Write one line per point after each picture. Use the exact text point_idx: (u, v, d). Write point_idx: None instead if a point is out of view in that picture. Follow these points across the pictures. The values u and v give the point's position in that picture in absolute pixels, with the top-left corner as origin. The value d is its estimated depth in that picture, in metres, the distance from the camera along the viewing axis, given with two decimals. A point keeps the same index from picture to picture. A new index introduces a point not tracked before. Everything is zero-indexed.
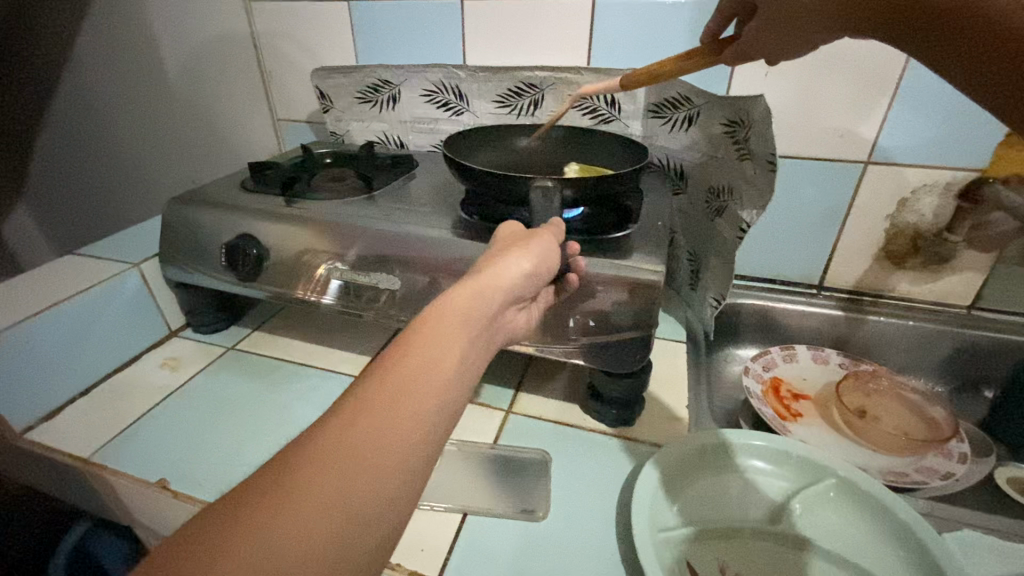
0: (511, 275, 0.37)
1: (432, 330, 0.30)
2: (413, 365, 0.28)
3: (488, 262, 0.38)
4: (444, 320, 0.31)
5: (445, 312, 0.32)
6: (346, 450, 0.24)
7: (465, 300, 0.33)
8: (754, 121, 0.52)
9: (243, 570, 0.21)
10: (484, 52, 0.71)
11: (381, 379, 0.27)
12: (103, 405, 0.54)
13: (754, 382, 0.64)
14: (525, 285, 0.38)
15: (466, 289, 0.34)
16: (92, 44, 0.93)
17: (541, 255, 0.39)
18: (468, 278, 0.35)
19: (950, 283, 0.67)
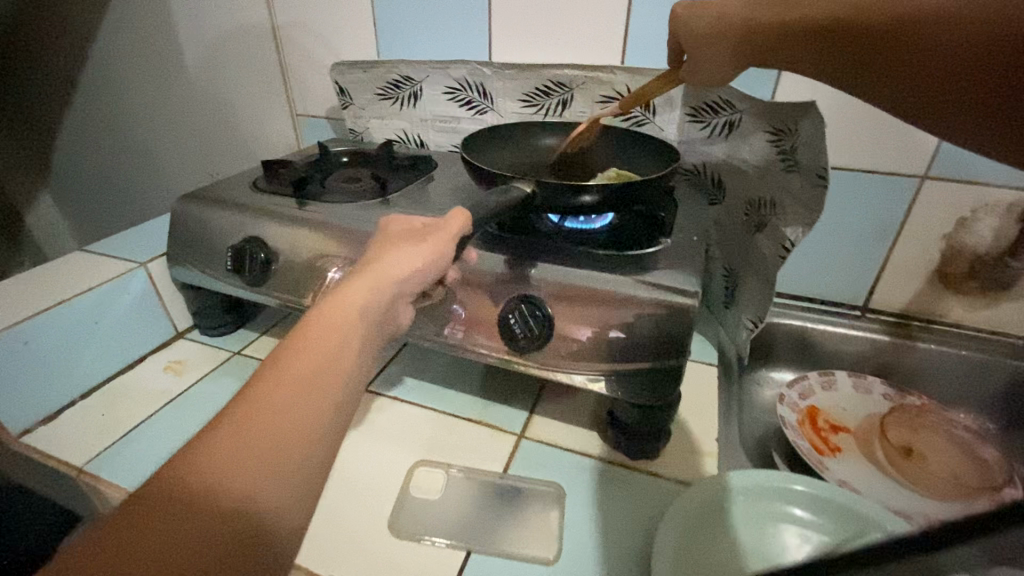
0: (409, 272, 0.37)
1: (319, 325, 0.31)
2: (297, 367, 0.28)
3: (378, 259, 0.37)
4: (333, 317, 0.31)
5: (340, 308, 0.32)
6: (244, 447, 0.25)
7: (355, 298, 0.33)
8: (802, 130, 0.48)
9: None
10: (510, 49, 0.67)
11: (273, 379, 0.27)
12: (103, 409, 0.53)
13: (789, 412, 0.60)
14: (418, 280, 0.38)
15: (359, 284, 0.34)
16: (115, 35, 0.92)
17: (439, 249, 0.38)
18: (359, 275, 0.35)
19: (1010, 311, 0.61)
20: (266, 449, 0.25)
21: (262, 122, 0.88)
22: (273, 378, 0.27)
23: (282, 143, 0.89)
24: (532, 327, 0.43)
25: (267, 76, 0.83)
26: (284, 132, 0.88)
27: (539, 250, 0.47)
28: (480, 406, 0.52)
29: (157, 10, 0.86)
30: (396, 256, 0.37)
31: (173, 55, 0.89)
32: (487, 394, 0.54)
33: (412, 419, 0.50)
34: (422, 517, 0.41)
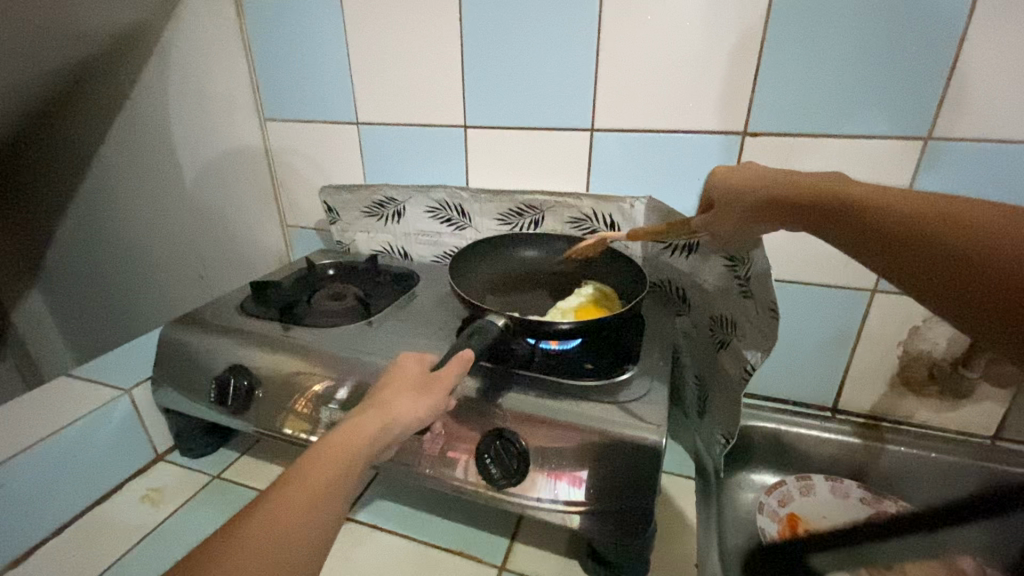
0: (408, 418, 0.40)
1: (321, 461, 0.35)
2: (311, 486, 0.33)
3: (390, 393, 0.41)
4: (346, 442, 0.37)
5: (352, 437, 0.37)
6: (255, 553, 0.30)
7: (365, 429, 0.38)
8: (752, 263, 0.51)
9: None
10: (487, 174, 0.72)
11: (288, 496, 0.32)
12: (76, 550, 0.52)
13: (769, 522, 0.60)
14: (414, 425, 0.40)
15: (368, 420, 0.38)
16: (117, 152, 0.98)
17: (435, 398, 0.42)
18: (370, 411, 0.39)
19: (970, 413, 0.64)
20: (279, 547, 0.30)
21: (254, 233, 0.92)
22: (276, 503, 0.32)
23: (271, 252, 0.93)
24: (511, 461, 0.44)
25: (259, 192, 0.88)
26: (274, 241, 0.92)
27: (516, 381, 0.49)
28: (460, 533, 0.52)
29: (159, 133, 0.92)
30: (403, 396, 0.41)
31: (170, 171, 0.94)
32: (467, 518, 0.54)
33: (392, 552, 0.50)
34: None
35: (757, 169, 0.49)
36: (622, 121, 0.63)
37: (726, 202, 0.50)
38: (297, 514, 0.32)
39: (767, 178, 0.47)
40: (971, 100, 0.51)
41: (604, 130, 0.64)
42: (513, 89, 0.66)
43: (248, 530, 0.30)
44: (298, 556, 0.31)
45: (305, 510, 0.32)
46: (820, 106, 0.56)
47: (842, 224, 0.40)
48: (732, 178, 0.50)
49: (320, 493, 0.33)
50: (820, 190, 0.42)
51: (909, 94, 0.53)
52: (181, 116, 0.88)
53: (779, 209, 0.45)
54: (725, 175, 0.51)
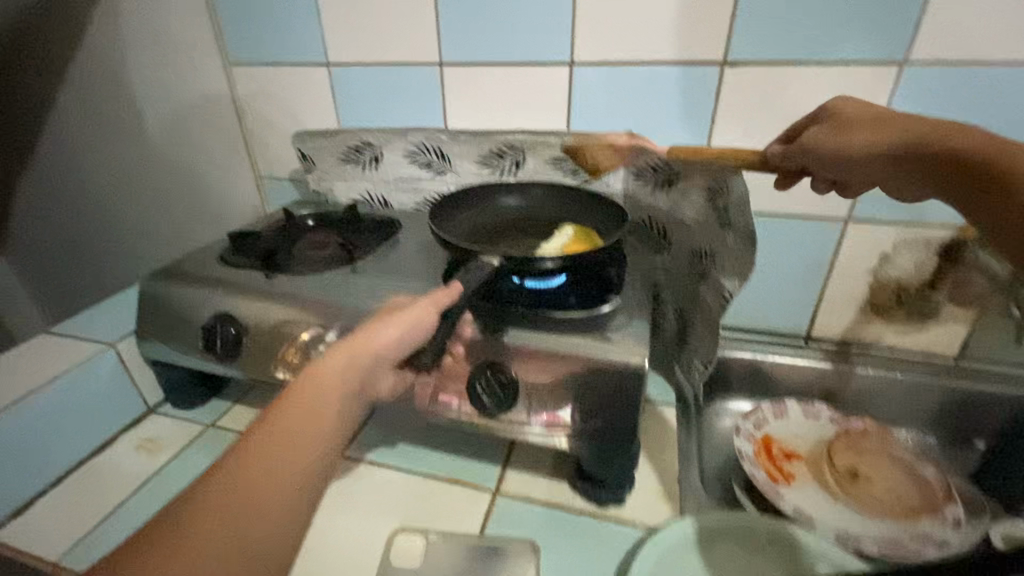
0: (384, 345, 0.42)
1: (302, 394, 0.38)
2: (281, 429, 0.36)
3: (361, 328, 0.43)
4: (316, 385, 0.39)
5: (320, 379, 0.39)
6: (232, 496, 0.33)
7: (333, 367, 0.40)
8: (732, 191, 0.53)
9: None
10: (466, 114, 0.71)
11: (258, 441, 0.35)
12: (76, 498, 0.52)
13: (746, 442, 0.63)
14: (395, 349, 0.43)
15: (338, 352, 0.41)
16: (74, 105, 0.93)
17: (414, 321, 0.43)
18: (339, 346, 0.41)
19: (935, 335, 0.67)
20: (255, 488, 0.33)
21: (227, 186, 0.89)
22: (263, 437, 0.36)
23: (247, 205, 0.90)
24: (500, 391, 0.46)
25: (230, 143, 0.85)
26: (249, 194, 0.89)
27: (501, 317, 0.50)
28: (454, 464, 0.54)
29: (117, 82, 0.87)
30: (371, 330, 0.42)
31: (133, 123, 0.90)
32: (459, 452, 0.56)
33: (390, 484, 0.52)
34: None
35: (885, 112, 0.47)
36: (602, 54, 0.62)
37: (846, 125, 0.48)
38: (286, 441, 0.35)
39: (904, 125, 0.45)
40: (947, 21, 0.51)
41: (584, 64, 0.63)
42: (490, 23, 0.64)
43: (240, 463, 0.34)
44: (299, 472, 0.35)
45: (277, 451, 0.35)
46: (800, 33, 0.55)
47: (971, 180, 0.39)
48: (863, 112, 0.48)
49: (301, 429, 0.36)
50: (964, 149, 0.40)
51: (888, 16, 0.53)
52: (139, 63, 0.84)
53: (902, 161, 0.44)
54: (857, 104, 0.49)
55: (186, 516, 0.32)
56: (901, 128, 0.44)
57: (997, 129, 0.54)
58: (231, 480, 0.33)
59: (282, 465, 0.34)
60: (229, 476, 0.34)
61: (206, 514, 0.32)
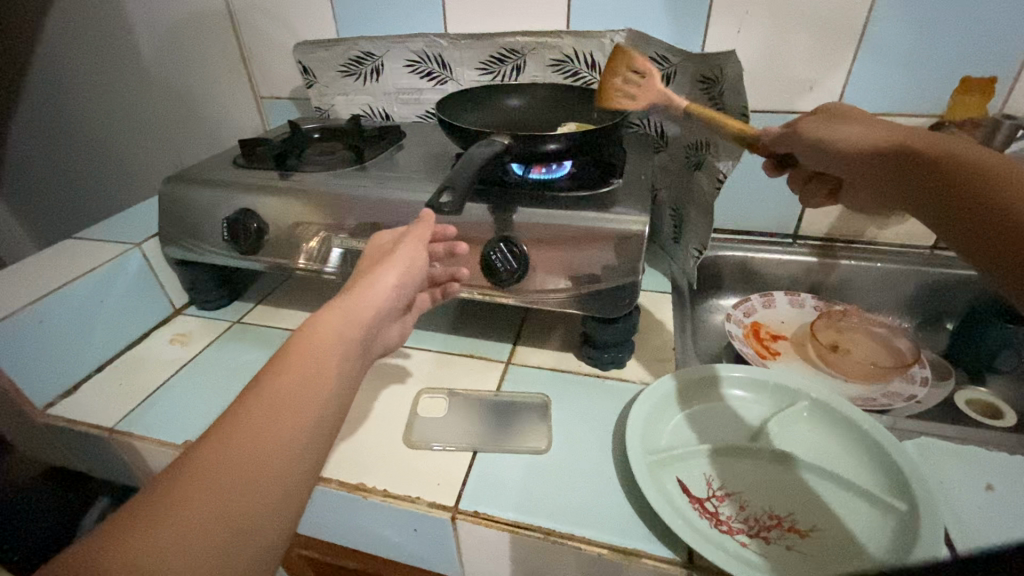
0: (380, 299, 0.42)
1: (300, 353, 0.35)
2: (287, 380, 0.33)
3: (357, 284, 0.42)
4: (317, 340, 0.36)
5: (321, 333, 0.37)
6: (238, 453, 0.29)
7: (334, 324, 0.38)
8: (725, 75, 0.55)
9: (140, 553, 0.25)
10: (465, 20, 0.71)
11: (265, 392, 0.32)
12: (121, 380, 0.57)
13: (736, 327, 0.69)
14: (394, 293, 0.43)
15: (337, 309, 0.39)
16: (63, 29, 0.92)
17: (403, 270, 0.44)
18: (335, 305, 0.40)
19: (914, 225, 0.71)
20: (264, 443, 0.30)
21: (227, 108, 0.90)
22: (259, 398, 0.32)
23: (248, 127, 0.91)
24: (512, 262, 0.49)
25: (227, 61, 0.85)
26: (249, 116, 0.90)
27: (509, 197, 0.53)
28: (468, 342, 0.59)
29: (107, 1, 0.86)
30: (368, 283, 0.42)
31: (126, 45, 0.89)
32: (472, 333, 0.60)
33: (410, 360, 0.57)
34: (431, 431, 0.48)
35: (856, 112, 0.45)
36: None
37: (824, 125, 0.45)
38: (285, 402, 0.32)
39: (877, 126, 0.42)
40: None
41: None
42: None
43: (235, 426, 0.30)
44: (308, 428, 0.32)
45: (287, 399, 0.32)
46: None
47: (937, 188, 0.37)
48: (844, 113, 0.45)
49: (306, 382, 0.34)
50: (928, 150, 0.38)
51: None
52: None
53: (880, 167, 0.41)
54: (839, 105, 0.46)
55: (190, 472, 0.28)
56: (886, 131, 0.41)
57: (978, 10, 0.57)
58: (226, 446, 0.29)
59: (282, 428, 0.31)
60: (222, 442, 0.29)
61: (216, 473, 0.28)
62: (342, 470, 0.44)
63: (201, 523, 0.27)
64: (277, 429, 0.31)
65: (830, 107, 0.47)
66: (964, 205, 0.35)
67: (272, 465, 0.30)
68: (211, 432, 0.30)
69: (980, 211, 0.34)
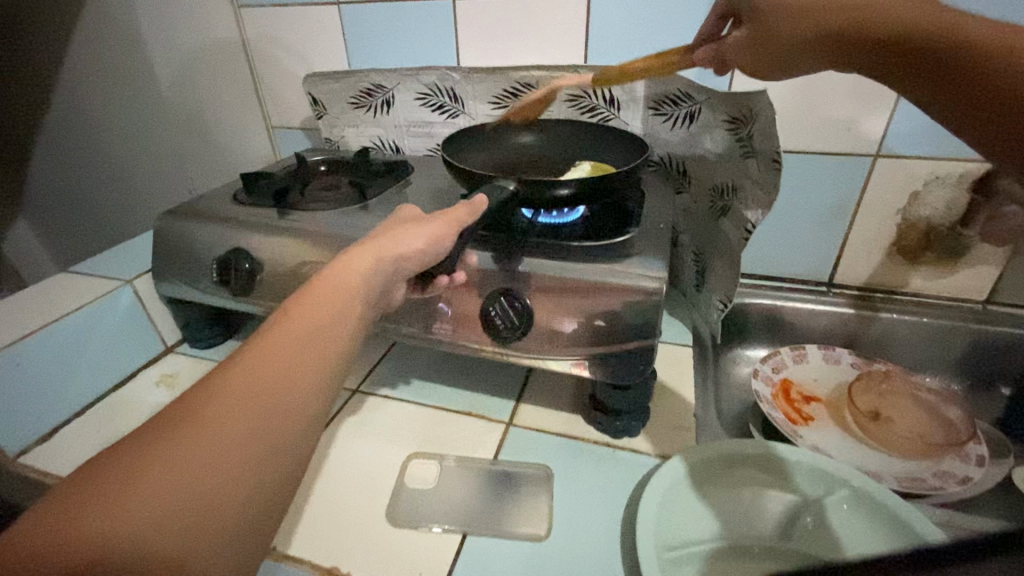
0: (406, 252, 0.41)
1: (314, 303, 0.35)
2: (310, 318, 0.34)
3: (382, 236, 0.42)
4: (342, 283, 0.37)
5: (345, 276, 0.37)
6: (262, 381, 0.30)
7: (360, 266, 0.38)
8: (756, 117, 0.50)
9: (168, 461, 0.26)
10: (478, 53, 0.69)
11: (288, 327, 0.33)
12: (99, 425, 0.54)
13: (764, 385, 0.62)
14: (418, 260, 0.41)
15: (363, 257, 0.39)
16: (86, 58, 0.93)
17: (433, 235, 0.42)
18: (361, 247, 0.40)
19: (965, 278, 0.65)
20: (286, 375, 0.31)
21: (239, 136, 0.89)
22: (271, 341, 0.32)
23: (259, 156, 0.90)
24: (513, 317, 0.45)
25: (239, 90, 0.84)
26: (261, 145, 0.89)
27: (515, 245, 0.49)
28: (467, 397, 0.54)
29: (126, 30, 0.86)
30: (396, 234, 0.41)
31: (144, 73, 0.89)
32: (472, 387, 0.56)
33: (403, 415, 0.52)
34: (419, 506, 0.43)
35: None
36: None
37: (767, 33, 0.42)
38: (296, 350, 0.32)
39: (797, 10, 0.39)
40: None
41: None
42: None
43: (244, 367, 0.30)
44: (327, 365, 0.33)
45: (309, 338, 0.33)
46: None
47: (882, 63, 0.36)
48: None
49: (329, 323, 0.34)
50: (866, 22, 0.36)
51: None
52: (147, 8, 0.83)
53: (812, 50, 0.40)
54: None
55: (215, 392, 0.29)
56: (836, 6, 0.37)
57: None
58: (234, 387, 0.29)
59: (288, 376, 0.31)
60: (244, 375, 0.30)
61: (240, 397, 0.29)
62: (316, 550, 0.40)
63: (225, 441, 0.28)
64: (285, 376, 0.31)
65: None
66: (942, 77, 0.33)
67: (293, 396, 0.31)
68: (223, 371, 0.30)
69: (950, 70, 0.32)
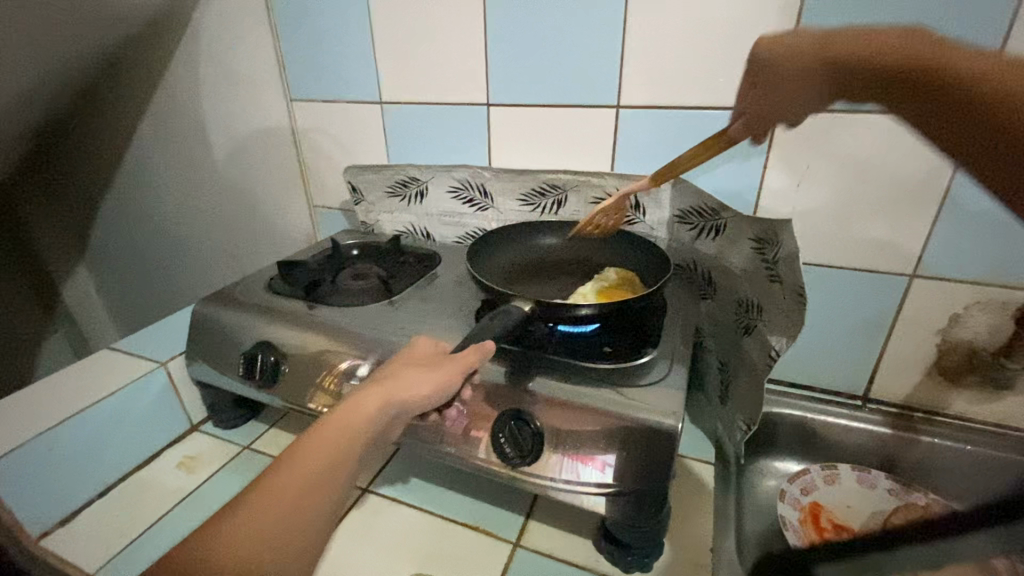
0: (418, 396, 0.41)
1: (322, 440, 0.36)
2: (312, 462, 0.35)
3: (393, 374, 0.43)
4: (347, 423, 0.38)
5: (352, 416, 0.38)
6: (256, 531, 0.31)
7: (367, 408, 0.39)
8: (783, 243, 0.50)
9: None
10: (510, 153, 0.72)
11: (288, 473, 0.34)
12: (118, 510, 0.55)
13: (790, 509, 0.58)
14: (424, 404, 0.42)
15: (373, 397, 0.40)
16: (154, 135, 1.01)
17: (445, 376, 0.43)
18: (374, 388, 0.41)
19: (1013, 406, 0.61)
20: (280, 524, 0.31)
21: (282, 212, 0.94)
22: (278, 483, 0.33)
23: (300, 231, 0.95)
24: (522, 443, 0.45)
25: (286, 171, 0.90)
26: (302, 222, 0.94)
27: (532, 363, 0.49)
28: (476, 510, 0.53)
29: (191, 112, 0.94)
30: (405, 374, 0.42)
31: (202, 150, 0.97)
32: (482, 496, 0.55)
33: (410, 525, 0.52)
34: None
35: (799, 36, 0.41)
36: (648, 98, 0.61)
37: (767, 75, 0.43)
38: (303, 494, 0.33)
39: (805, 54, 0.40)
40: None
41: (628, 107, 0.63)
42: (537, 66, 0.65)
43: (256, 509, 0.32)
44: (319, 514, 0.33)
45: (306, 485, 0.34)
46: None
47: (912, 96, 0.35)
48: (784, 46, 0.41)
49: (329, 468, 0.35)
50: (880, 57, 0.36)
51: None
52: (212, 96, 0.90)
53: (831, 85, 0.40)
54: (781, 40, 0.41)
55: (211, 543, 0.30)
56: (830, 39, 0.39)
57: None
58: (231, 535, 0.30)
59: (296, 522, 0.32)
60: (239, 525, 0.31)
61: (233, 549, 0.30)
62: None
63: None
64: (285, 522, 0.32)
65: (762, 59, 0.42)
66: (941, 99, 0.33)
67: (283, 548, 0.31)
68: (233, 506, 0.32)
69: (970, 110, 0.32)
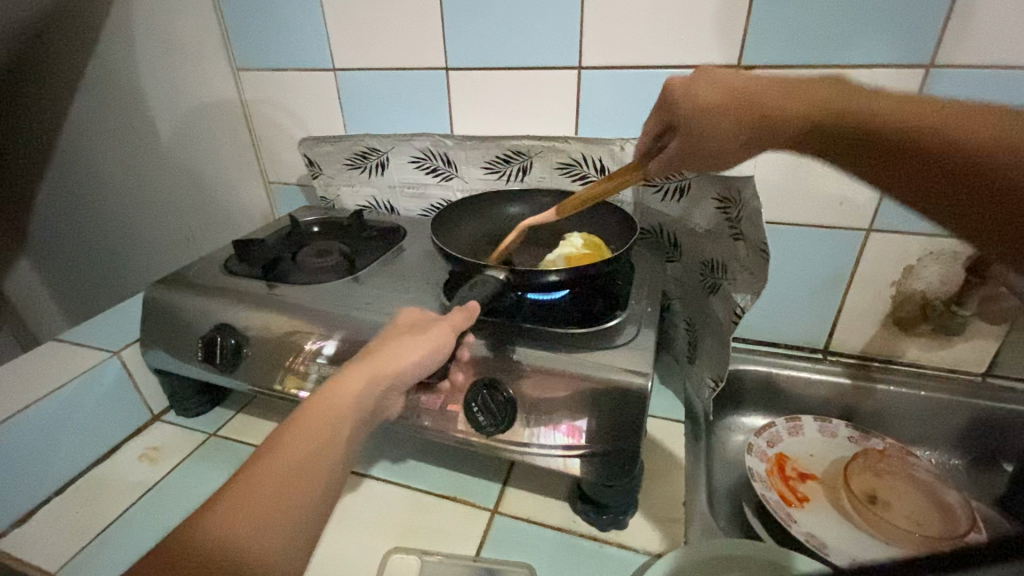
0: (403, 365, 0.41)
1: (315, 417, 0.36)
2: (302, 442, 0.34)
3: (381, 348, 0.42)
4: (338, 404, 0.37)
5: (342, 396, 0.37)
6: (253, 509, 0.31)
7: (356, 388, 0.38)
8: (744, 202, 0.50)
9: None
10: (473, 121, 0.69)
11: (280, 453, 0.33)
12: (78, 506, 0.53)
13: (758, 461, 0.60)
14: (415, 373, 0.42)
15: (362, 374, 0.39)
16: (89, 112, 0.94)
17: (435, 343, 0.42)
18: (362, 363, 0.40)
19: (962, 351, 0.64)
20: (277, 502, 0.31)
21: (236, 191, 0.90)
22: (269, 463, 0.33)
23: (256, 209, 0.91)
24: (494, 411, 0.44)
25: (238, 147, 0.85)
26: (258, 200, 0.90)
27: (501, 332, 0.49)
28: (453, 481, 0.53)
29: (128, 87, 0.88)
30: (394, 347, 0.42)
31: (144, 127, 0.91)
32: (459, 467, 0.55)
33: (386, 500, 0.51)
34: None
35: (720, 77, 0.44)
36: (610, 58, 0.60)
37: (692, 130, 0.45)
38: (299, 466, 0.33)
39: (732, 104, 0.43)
40: (975, 25, 0.48)
41: (591, 69, 0.61)
42: (495, 29, 0.63)
43: (249, 486, 0.32)
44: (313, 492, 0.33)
45: (300, 465, 0.33)
46: (822, 34, 0.52)
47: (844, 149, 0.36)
48: (695, 91, 0.45)
49: (319, 449, 0.34)
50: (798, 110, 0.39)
51: (929, 9, 0.48)
52: (149, 68, 0.84)
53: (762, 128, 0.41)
54: (689, 87, 0.45)
55: (209, 520, 0.30)
56: (743, 100, 0.42)
57: None
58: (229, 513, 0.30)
59: (289, 501, 0.32)
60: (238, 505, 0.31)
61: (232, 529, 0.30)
62: None
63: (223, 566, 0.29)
64: (282, 499, 0.32)
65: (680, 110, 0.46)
66: (844, 140, 0.36)
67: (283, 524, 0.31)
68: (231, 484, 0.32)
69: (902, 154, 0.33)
